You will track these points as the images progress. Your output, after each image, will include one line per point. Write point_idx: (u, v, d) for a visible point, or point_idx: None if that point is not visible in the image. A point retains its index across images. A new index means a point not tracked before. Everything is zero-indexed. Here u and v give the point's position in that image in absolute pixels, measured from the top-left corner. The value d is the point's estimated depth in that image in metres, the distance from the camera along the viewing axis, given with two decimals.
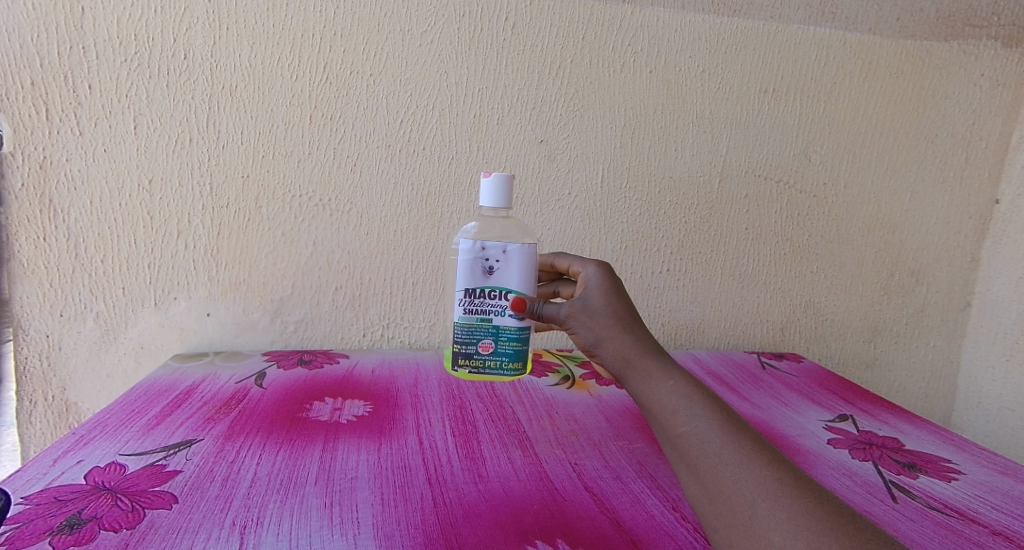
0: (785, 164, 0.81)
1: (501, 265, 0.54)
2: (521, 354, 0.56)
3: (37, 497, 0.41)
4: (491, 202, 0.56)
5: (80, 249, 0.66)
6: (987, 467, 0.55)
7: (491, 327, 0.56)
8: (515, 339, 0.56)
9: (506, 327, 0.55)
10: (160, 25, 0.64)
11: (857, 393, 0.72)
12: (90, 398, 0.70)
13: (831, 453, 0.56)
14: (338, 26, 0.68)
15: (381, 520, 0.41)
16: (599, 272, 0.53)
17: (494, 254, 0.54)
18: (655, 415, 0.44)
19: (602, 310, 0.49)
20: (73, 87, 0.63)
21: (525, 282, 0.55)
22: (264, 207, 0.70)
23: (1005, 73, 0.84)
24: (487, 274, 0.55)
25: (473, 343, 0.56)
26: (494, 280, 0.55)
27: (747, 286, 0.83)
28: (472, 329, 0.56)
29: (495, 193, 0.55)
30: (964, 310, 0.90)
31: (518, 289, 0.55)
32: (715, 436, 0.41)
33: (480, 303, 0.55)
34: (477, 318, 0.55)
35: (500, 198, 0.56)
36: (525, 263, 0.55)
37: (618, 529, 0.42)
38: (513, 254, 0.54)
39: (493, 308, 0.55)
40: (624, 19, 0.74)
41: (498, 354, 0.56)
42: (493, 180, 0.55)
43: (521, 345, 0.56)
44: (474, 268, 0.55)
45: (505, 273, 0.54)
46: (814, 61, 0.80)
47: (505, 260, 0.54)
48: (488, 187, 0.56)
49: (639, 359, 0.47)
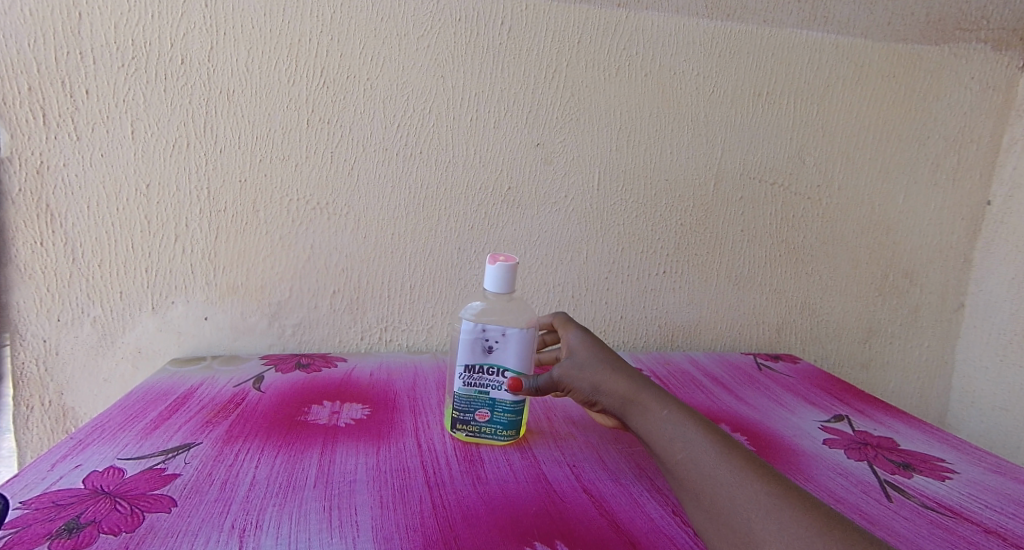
0: (779, 166, 0.82)
1: (500, 346, 0.50)
2: (518, 424, 0.53)
3: (35, 501, 0.41)
4: (493, 289, 0.50)
5: (77, 253, 0.67)
6: (980, 466, 0.55)
7: (489, 399, 0.52)
8: (512, 411, 0.52)
9: (503, 400, 0.52)
10: (158, 30, 0.64)
11: (853, 394, 0.72)
12: (87, 403, 0.70)
13: (826, 453, 0.56)
14: (335, 31, 0.68)
15: (381, 522, 0.42)
16: (570, 328, 0.55)
17: (494, 334, 0.50)
18: (654, 442, 0.45)
19: (587, 361, 0.51)
20: (71, 92, 0.63)
21: (525, 362, 0.51)
22: (262, 211, 0.70)
23: (995, 76, 0.85)
24: (485, 353, 0.51)
25: (470, 411, 0.53)
26: (493, 359, 0.51)
27: (743, 287, 0.84)
28: (469, 400, 0.52)
29: (496, 280, 0.50)
30: (957, 310, 0.91)
31: (517, 369, 0.51)
32: (709, 457, 0.42)
33: (478, 378, 0.51)
34: (474, 390, 0.52)
35: (504, 286, 0.50)
36: (526, 342, 0.51)
37: (616, 531, 0.42)
38: (514, 335, 0.50)
39: (492, 384, 0.51)
40: (620, 22, 0.74)
41: (494, 423, 0.53)
42: (494, 267, 0.50)
43: (516, 419, 0.53)
44: (473, 347, 0.50)
45: (504, 353, 0.50)
46: (808, 64, 0.80)
47: (505, 340, 0.50)
48: (490, 272, 0.50)
49: (635, 395, 0.49)
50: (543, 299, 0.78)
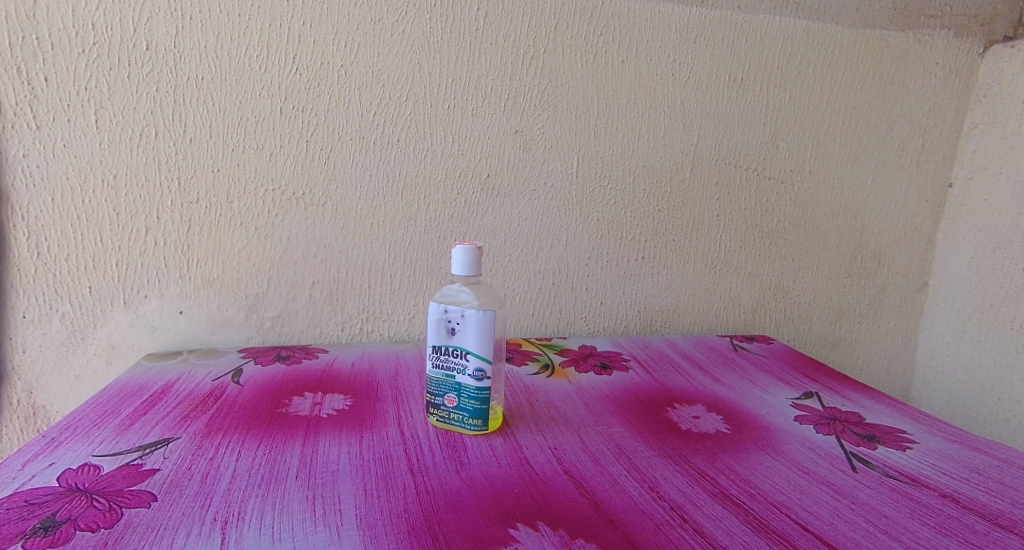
0: (752, 151, 0.83)
1: (461, 328, 0.50)
2: (483, 412, 0.52)
3: (8, 501, 0.40)
4: (462, 271, 0.51)
5: (42, 248, 0.65)
6: (939, 436, 0.57)
7: (455, 383, 0.52)
8: (476, 397, 0.51)
9: (467, 385, 0.51)
10: (120, 15, 0.62)
11: (825, 372, 0.74)
12: (59, 401, 0.68)
13: (797, 428, 0.58)
14: (307, 17, 0.67)
15: (365, 510, 0.42)
16: None
17: (456, 315, 0.50)
18: None
19: None
20: (29, 80, 0.61)
21: (487, 347, 0.50)
22: (236, 202, 0.69)
23: (957, 61, 0.88)
24: (450, 335, 0.51)
25: (439, 395, 0.53)
26: (456, 341, 0.50)
27: (719, 271, 0.85)
28: (438, 383, 0.52)
29: (460, 262, 0.51)
30: (922, 289, 0.94)
31: (478, 354, 0.50)
32: None
33: (444, 361, 0.51)
34: (442, 372, 0.52)
35: (469, 267, 0.51)
36: (488, 327, 0.50)
37: (596, 510, 0.43)
38: (474, 317, 0.50)
39: (457, 367, 0.51)
40: (595, 9, 0.74)
41: (460, 408, 0.52)
42: (455, 250, 0.51)
43: (482, 405, 0.52)
44: (439, 328, 0.51)
45: (466, 336, 0.50)
46: (780, 50, 0.82)
47: (466, 321, 0.50)
48: (454, 255, 0.51)
49: None
50: (524, 286, 0.79)
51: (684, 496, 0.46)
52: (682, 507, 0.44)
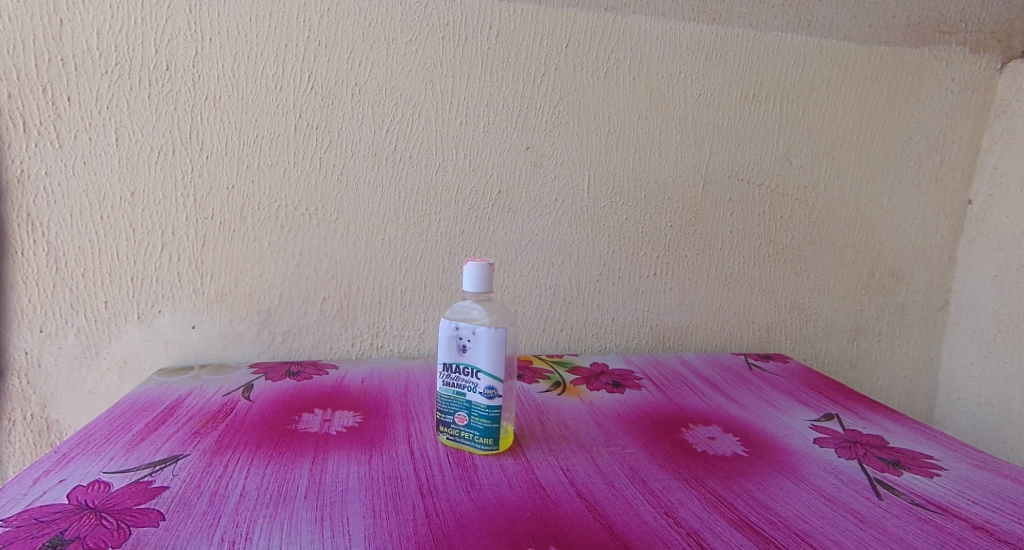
0: (767, 168, 0.83)
1: (472, 345, 0.50)
2: (494, 431, 0.51)
3: (18, 518, 0.40)
4: (474, 288, 0.51)
5: (60, 263, 0.65)
6: (968, 463, 0.55)
7: (465, 401, 0.51)
8: (487, 416, 0.51)
9: (478, 403, 0.50)
10: (141, 35, 0.64)
11: (843, 392, 0.73)
12: (71, 416, 0.68)
13: (817, 452, 0.56)
14: (322, 36, 0.68)
15: (374, 532, 0.41)
16: None
17: (467, 332, 0.50)
18: None
19: None
20: (52, 99, 0.62)
21: (498, 365, 0.49)
22: (250, 217, 0.69)
23: (975, 77, 0.87)
24: (461, 352, 0.50)
25: (450, 413, 0.52)
26: (467, 358, 0.50)
27: (733, 289, 0.84)
28: (449, 401, 0.52)
29: (472, 278, 0.50)
30: (942, 307, 0.92)
31: (489, 371, 0.49)
32: None
33: (455, 378, 0.51)
34: (453, 390, 0.51)
35: (481, 284, 0.50)
36: (499, 344, 0.49)
37: (610, 535, 0.42)
38: (485, 334, 0.49)
39: (467, 385, 0.50)
40: (607, 27, 0.75)
41: (471, 427, 0.52)
42: (467, 266, 0.51)
43: (493, 424, 0.51)
44: (450, 345, 0.51)
45: (477, 353, 0.49)
46: (793, 66, 0.81)
47: (477, 338, 0.49)
48: (466, 272, 0.51)
49: None
50: (535, 302, 0.78)
51: (701, 522, 0.44)
52: (699, 534, 0.43)
